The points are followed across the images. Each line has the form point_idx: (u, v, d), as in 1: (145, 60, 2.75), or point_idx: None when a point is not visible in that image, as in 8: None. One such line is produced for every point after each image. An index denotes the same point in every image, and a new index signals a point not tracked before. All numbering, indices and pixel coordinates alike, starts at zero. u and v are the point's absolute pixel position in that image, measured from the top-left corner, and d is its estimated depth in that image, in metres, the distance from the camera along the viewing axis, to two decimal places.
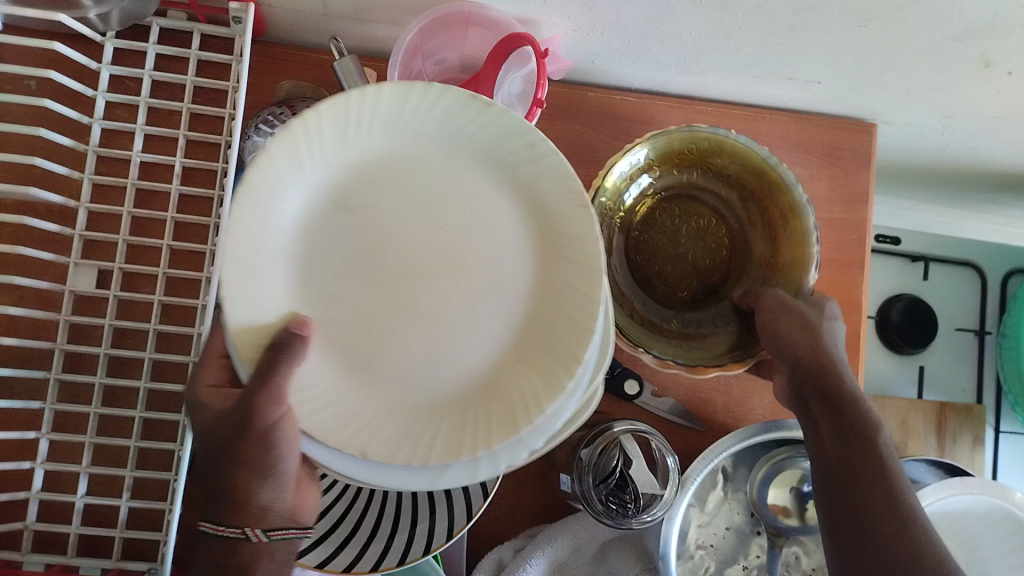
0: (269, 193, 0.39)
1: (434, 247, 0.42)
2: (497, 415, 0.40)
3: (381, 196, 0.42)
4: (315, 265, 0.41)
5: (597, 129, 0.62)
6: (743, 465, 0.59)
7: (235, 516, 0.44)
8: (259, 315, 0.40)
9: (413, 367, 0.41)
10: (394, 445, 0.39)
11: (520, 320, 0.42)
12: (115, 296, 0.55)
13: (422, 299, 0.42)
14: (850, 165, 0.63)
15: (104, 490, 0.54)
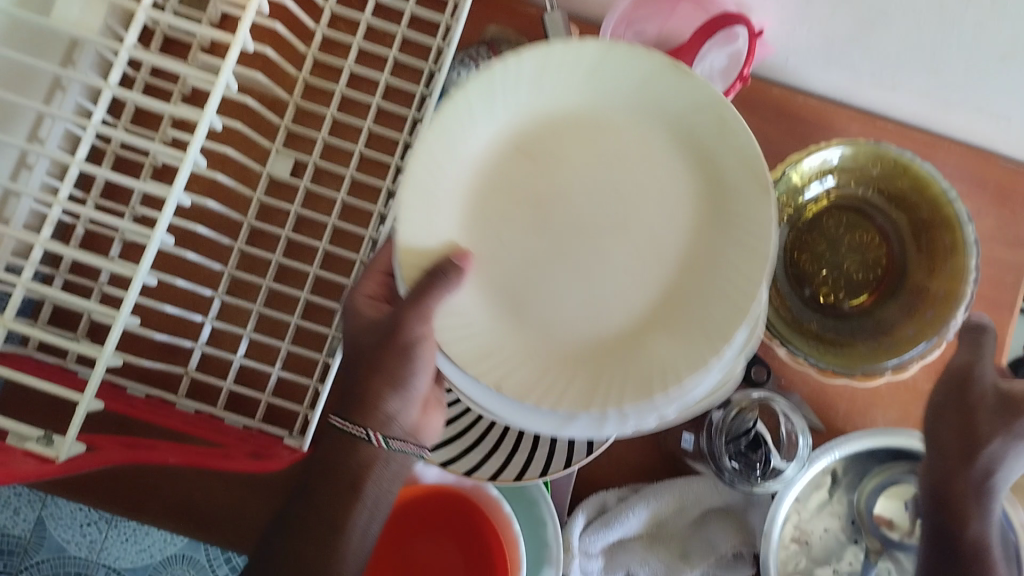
0: (459, 126, 0.44)
1: (601, 210, 0.45)
2: (634, 376, 0.41)
3: (561, 152, 0.45)
4: (489, 210, 0.45)
5: (776, 124, 0.62)
6: (854, 472, 0.60)
7: (362, 416, 0.47)
8: (426, 238, 0.44)
9: (573, 324, 0.44)
10: (530, 385, 0.42)
11: (670, 293, 0.44)
12: (305, 186, 0.59)
13: (589, 261, 0.45)
14: (1020, 208, 0.62)
15: (259, 357, 0.58)
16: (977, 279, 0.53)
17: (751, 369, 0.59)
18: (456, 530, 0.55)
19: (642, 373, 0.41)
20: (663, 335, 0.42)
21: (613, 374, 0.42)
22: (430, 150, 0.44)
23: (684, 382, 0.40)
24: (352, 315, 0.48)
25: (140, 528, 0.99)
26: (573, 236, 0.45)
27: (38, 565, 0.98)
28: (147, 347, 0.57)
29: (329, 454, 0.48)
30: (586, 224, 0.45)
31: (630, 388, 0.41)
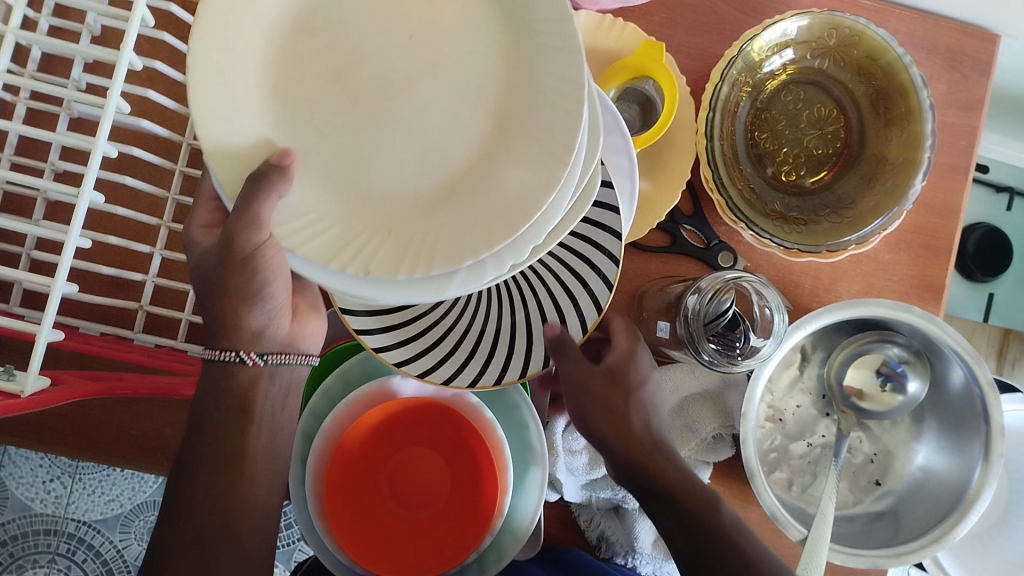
0: (232, 22, 0.35)
1: (404, 54, 0.38)
2: (491, 217, 0.36)
3: (346, 8, 0.37)
4: (290, 93, 0.37)
5: (730, 3, 0.61)
6: (822, 348, 0.61)
7: (227, 340, 0.43)
8: (237, 138, 0.36)
9: (385, 178, 0.38)
10: (398, 254, 0.36)
11: (499, 127, 0.38)
12: None
13: (400, 108, 0.38)
14: (970, 72, 0.63)
15: None
16: (933, 145, 0.54)
17: (718, 256, 0.59)
18: (442, 442, 0.55)
19: (500, 212, 0.36)
20: (508, 162, 0.37)
21: (463, 223, 0.36)
22: (208, 51, 0.35)
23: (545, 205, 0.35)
24: (190, 246, 0.44)
25: (106, 479, 0.96)
26: (386, 87, 0.38)
27: (6, 526, 0.96)
28: (95, 283, 0.54)
29: (207, 384, 0.44)
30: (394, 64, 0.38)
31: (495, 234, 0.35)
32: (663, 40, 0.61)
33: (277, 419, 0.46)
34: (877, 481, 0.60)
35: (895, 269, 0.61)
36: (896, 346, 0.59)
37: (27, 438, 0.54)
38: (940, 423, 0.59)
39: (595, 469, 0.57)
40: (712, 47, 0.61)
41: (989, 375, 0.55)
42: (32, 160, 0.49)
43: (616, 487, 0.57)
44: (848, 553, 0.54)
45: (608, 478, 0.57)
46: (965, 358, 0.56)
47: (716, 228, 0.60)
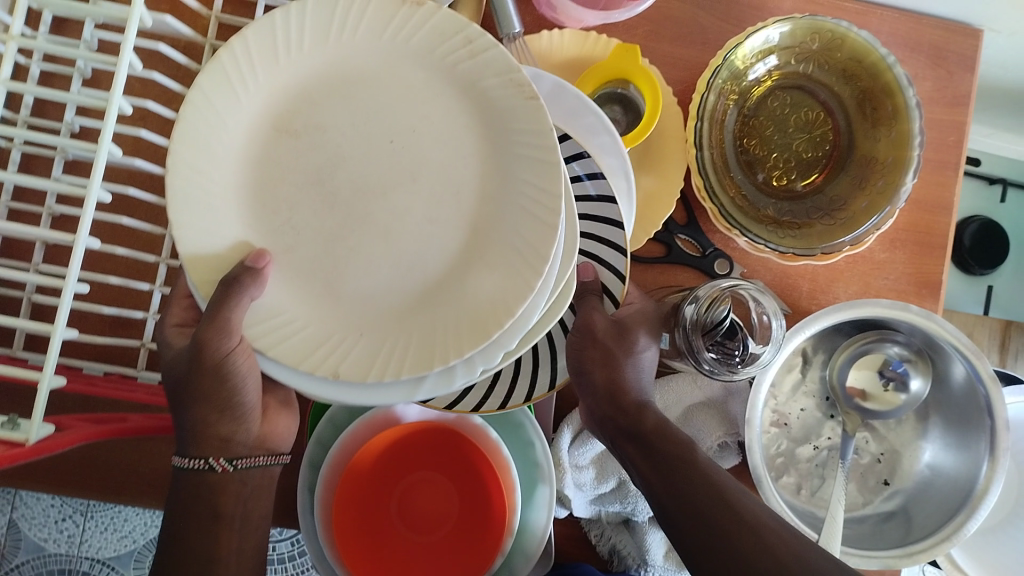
0: (209, 125, 0.37)
1: (381, 160, 0.39)
2: (462, 327, 0.37)
3: (326, 114, 0.39)
4: (266, 192, 0.39)
5: (712, 12, 0.61)
6: (823, 351, 0.62)
7: (197, 448, 0.44)
8: (214, 243, 0.38)
9: (365, 283, 0.39)
10: (374, 363, 0.37)
11: (474, 231, 0.39)
12: None
13: (378, 214, 0.39)
14: (955, 68, 0.63)
15: None
16: (922, 142, 0.54)
17: (713, 263, 0.59)
18: (449, 465, 0.55)
19: (473, 317, 0.37)
20: (482, 269, 0.38)
21: (435, 327, 0.37)
22: (188, 152, 0.37)
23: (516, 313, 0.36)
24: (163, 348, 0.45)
25: (118, 515, 0.96)
26: (365, 192, 0.39)
27: (21, 566, 0.96)
28: (96, 323, 0.54)
29: (178, 494, 0.45)
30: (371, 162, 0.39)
31: (465, 339, 0.36)
32: (648, 52, 0.61)
33: (249, 517, 0.47)
34: (886, 481, 0.60)
35: (891, 267, 0.62)
36: (896, 345, 0.60)
37: (36, 479, 0.55)
38: (946, 418, 0.59)
39: (602, 482, 0.57)
40: (697, 57, 0.61)
41: (990, 369, 0.55)
42: (28, 206, 0.49)
43: (625, 500, 0.57)
44: (861, 555, 0.54)
45: (616, 491, 0.57)
46: (965, 353, 0.56)
47: (711, 236, 0.61)
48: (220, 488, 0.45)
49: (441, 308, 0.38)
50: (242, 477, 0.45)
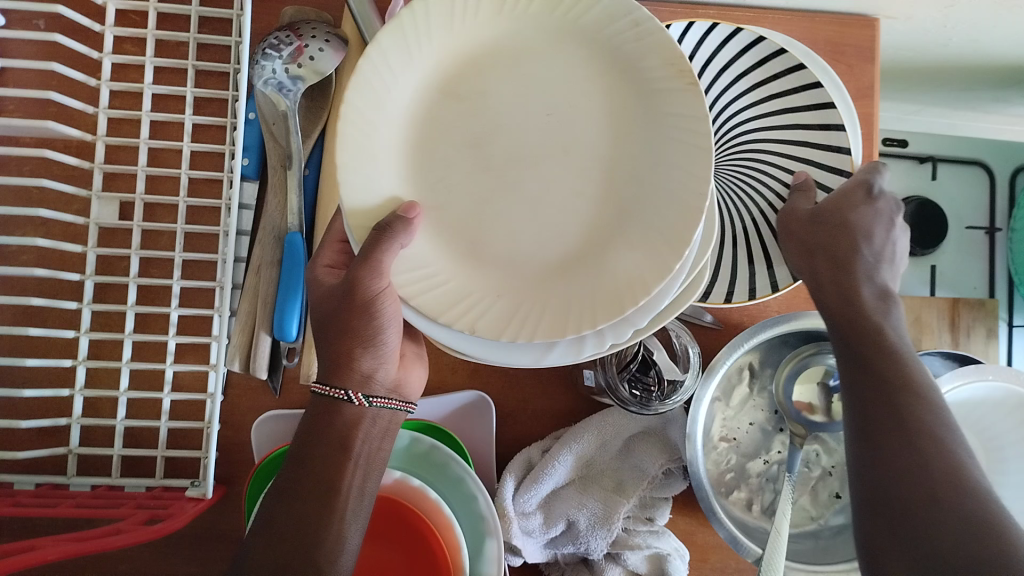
0: (379, 81, 0.41)
1: (540, 130, 0.42)
2: (600, 295, 0.39)
3: (487, 80, 0.42)
4: (432, 154, 0.43)
5: None
6: (769, 365, 0.61)
7: (339, 378, 0.48)
8: (367, 196, 0.41)
9: (511, 245, 0.42)
10: (503, 318, 0.40)
11: (625, 191, 0.42)
12: (139, 227, 0.55)
13: (527, 182, 0.42)
14: (853, 61, 0.64)
15: (143, 412, 0.56)
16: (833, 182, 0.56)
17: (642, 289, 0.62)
18: (390, 531, 0.54)
19: (611, 294, 0.39)
20: (626, 247, 0.40)
21: (585, 293, 0.40)
22: (362, 99, 0.40)
23: (653, 291, 0.37)
24: (316, 283, 0.49)
25: None
26: (512, 159, 0.42)
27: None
28: (21, 438, 0.54)
29: (314, 422, 0.48)
30: (483, 144, 0.43)
31: (600, 308, 0.38)
32: None
33: (372, 460, 0.49)
34: (838, 493, 0.59)
35: None
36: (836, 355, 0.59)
37: None
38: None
39: (552, 526, 0.56)
40: None
41: None
42: None
43: (577, 541, 0.56)
44: (808, 571, 0.55)
45: (568, 533, 0.56)
46: None
47: None
48: (354, 423, 0.48)
49: (588, 266, 0.41)
50: (371, 413, 0.48)
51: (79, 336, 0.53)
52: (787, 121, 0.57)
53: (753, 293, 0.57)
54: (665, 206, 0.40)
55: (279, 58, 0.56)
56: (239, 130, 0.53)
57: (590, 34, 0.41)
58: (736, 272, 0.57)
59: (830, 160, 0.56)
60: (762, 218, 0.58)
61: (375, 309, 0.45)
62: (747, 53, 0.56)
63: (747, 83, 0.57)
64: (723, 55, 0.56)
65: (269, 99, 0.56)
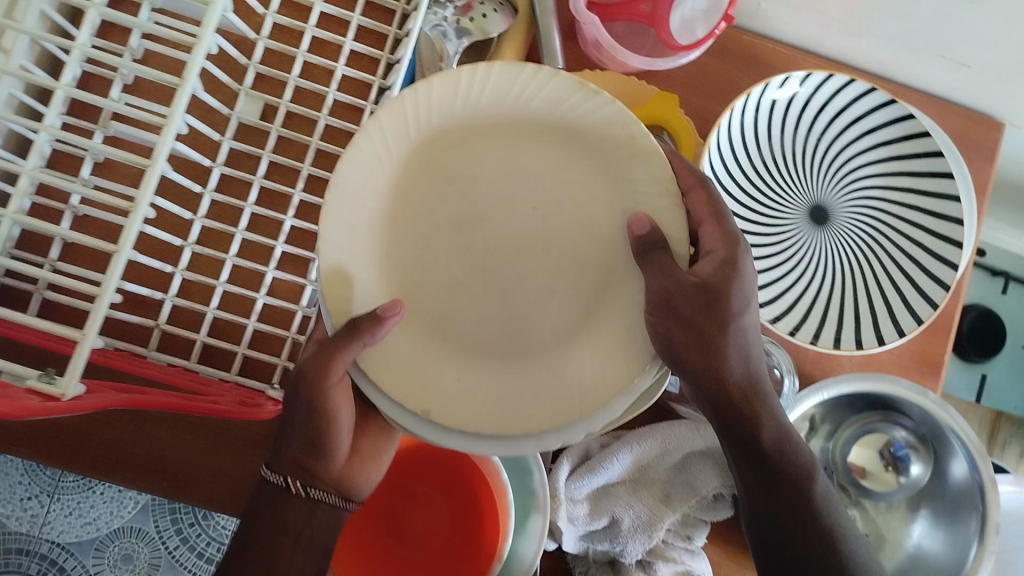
0: (373, 152, 0.43)
1: (525, 223, 0.45)
2: (551, 398, 0.42)
3: (471, 164, 0.45)
4: (407, 228, 0.45)
5: (748, 74, 0.64)
6: (830, 422, 0.62)
7: (279, 465, 0.50)
8: (349, 259, 0.43)
9: (469, 324, 0.45)
10: (456, 402, 0.43)
11: (591, 300, 0.45)
12: (277, 131, 0.57)
13: (507, 275, 0.45)
14: (975, 156, 0.66)
15: (232, 307, 0.56)
16: (936, 259, 0.58)
17: None
18: (439, 481, 0.57)
19: (560, 399, 0.42)
20: (582, 354, 0.44)
21: (531, 394, 0.43)
22: (351, 172, 0.43)
23: (600, 410, 0.41)
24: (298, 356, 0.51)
25: (86, 500, 1.02)
26: (498, 249, 0.45)
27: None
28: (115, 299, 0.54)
29: (259, 498, 0.50)
30: (467, 218, 0.45)
31: (546, 412, 0.42)
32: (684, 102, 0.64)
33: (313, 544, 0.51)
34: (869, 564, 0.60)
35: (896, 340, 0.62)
36: (902, 429, 0.60)
37: (25, 450, 0.55)
38: (936, 511, 0.59)
39: (595, 519, 0.57)
40: (718, 112, 0.64)
41: (991, 469, 0.55)
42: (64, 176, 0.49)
43: (615, 539, 0.57)
44: None
45: (607, 530, 0.57)
46: (970, 449, 0.56)
47: None
48: (289, 507, 0.50)
49: (536, 365, 0.44)
50: (310, 507, 0.50)
51: (195, 219, 0.55)
52: (906, 185, 0.59)
53: (838, 343, 0.57)
54: (630, 334, 0.43)
55: (451, 8, 0.60)
56: (400, 63, 0.55)
57: (574, 132, 0.44)
58: (826, 320, 0.58)
59: (936, 237, 0.58)
60: (872, 280, 0.59)
61: (321, 403, 0.47)
62: (880, 113, 0.58)
63: (874, 141, 0.60)
64: (860, 109, 0.59)
65: (430, 41, 0.59)
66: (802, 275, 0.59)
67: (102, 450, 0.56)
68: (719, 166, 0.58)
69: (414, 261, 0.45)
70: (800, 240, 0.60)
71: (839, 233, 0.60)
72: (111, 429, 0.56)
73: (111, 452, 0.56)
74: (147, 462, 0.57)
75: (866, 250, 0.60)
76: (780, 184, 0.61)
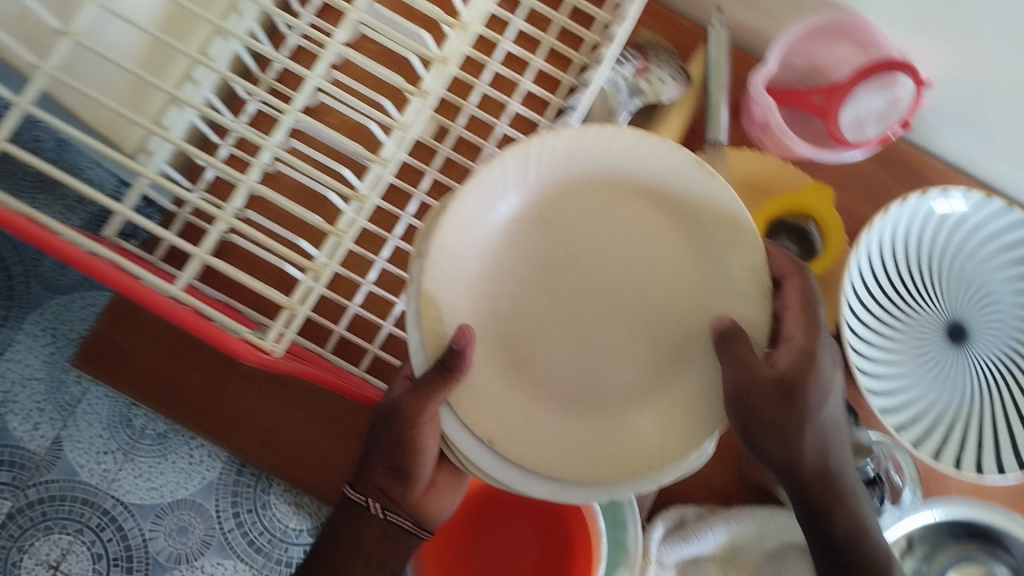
0: (489, 189, 0.42)
1: (609, 276, 0.45)
2: (610, 451, 0.43)
3: (571, 211, 0.44)
4: (504, 265, 0.45)
5: (900, 182, 0.64)
6: (928, 544, 0.61)
7: (362, 485, 0.51)
8: (448, 283, 0.42)
9: (541, 363, 0.45)
10: (523, 438, 0.43)
11: (658, 362, 0.45)
12: (445, 153, 0.58)
13: (588, 323, 0.45)
14: None
15: (371, 307, 0.59)
16: None
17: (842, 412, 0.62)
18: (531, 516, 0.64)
19: (621, 455, 0.43)
20: (644, 415, 0.44)
21: (588, 444, 0.43)
22: (465, 202, 0.42)
23: (658, 475, 0.43)
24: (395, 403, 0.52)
25: (156, 465, 0.91)
26: (593, 298, 0.45)
27: (47, 485, 0.90)
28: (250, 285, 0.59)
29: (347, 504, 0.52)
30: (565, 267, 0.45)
31: (603, 470, 0.43)
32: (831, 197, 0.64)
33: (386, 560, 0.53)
34: None
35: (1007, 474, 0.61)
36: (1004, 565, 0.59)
37: (152, 403, 0.61)
38: None
39: None
40: (863, 213, 0.64)
41: None
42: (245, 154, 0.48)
43: None
44: None
45: None
46: None
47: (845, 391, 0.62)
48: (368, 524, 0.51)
49: (602, 421, 0.44)
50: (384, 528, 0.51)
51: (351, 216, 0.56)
52: None
53: (960, 466, 0.56)
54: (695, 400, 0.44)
55: (628, 67, 0.62)
56: (576, 113, 0.56)
57: (685, 213, 0.44)
58: (949, 441, 0.57)
59: None
60: (1002, 411, 0.58)
61: (411, 441, 0.47)
62: None
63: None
64: (1016, 238, 0.59)
65: (605, 95, 0.62)
66: (934, 393, 0.59)
67: (225, 418, 0.61)
68: (866, 272, 0.58)
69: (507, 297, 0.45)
70: (937, 356, 0.60)
71: (978, 359, 0.60)
72: (236, 401, 0.61)
73: (232, 421, 0.61)
74: (261, 438, 0.61)
75: (1001, 380, 0.59)
76: (924, 302, 0.61)
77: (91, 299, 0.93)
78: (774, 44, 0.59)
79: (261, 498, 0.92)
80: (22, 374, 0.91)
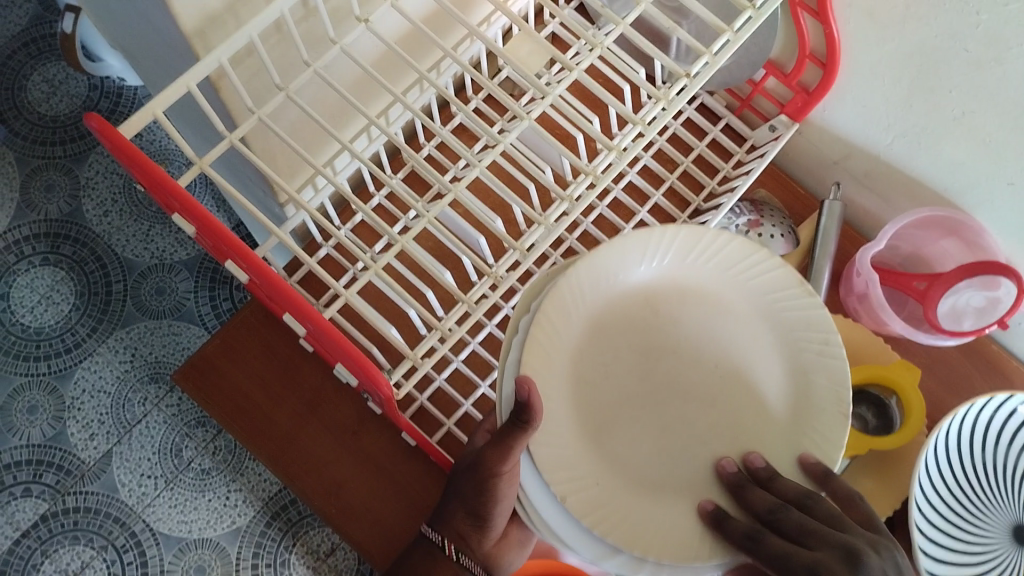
0: (609, 268, 0.46)
1: (703, 375, 0.46)
2: (673, 534, 0.43)
3: (680, 311, 0.47)
4: (597, 338, 0.46)
5: (985, 380, 0.66)
6: None
7: (441, 525, 0.54)
8: (554, 339, 0.44)
9: (625, 444, 0.45)
10: (598, 503, 0.43)
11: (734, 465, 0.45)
12: (555, 258, 0.64)
13: (676, 415, 0.46)
14: None
15: (455, 385, 0.63)
16: None
17: None
18: None
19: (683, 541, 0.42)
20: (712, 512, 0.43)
21: (657, 521, 0.43)
22: (586, 271, 0.45)
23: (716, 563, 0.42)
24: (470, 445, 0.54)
25: (192, 499, 0.93)
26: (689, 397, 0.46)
27: (86, 495, 0.92)
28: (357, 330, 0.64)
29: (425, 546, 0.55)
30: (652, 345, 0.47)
31: (667, 549, 0.42)
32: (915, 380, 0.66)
33: None
34: None
35: None
36: None
37: (234, 427, 0.64)
38: None
39: None
40: (943, 403, 0.66)
41: None
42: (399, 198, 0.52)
43: None
44: None
45: None
46: None
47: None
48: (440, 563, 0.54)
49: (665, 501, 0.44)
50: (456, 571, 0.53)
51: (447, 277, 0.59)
52: None
53: None
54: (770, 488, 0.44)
55: (738, 219, 0.66)
56: None
57: (777, 321, 0.46)
58: None
59: None
60: None
61: (490, 489, 0.49)
62: None
63: None
64: None
65: None
66: None
67: (299, 458, 0.64)
68: (935, 461, 0.58)
69: (596, 364, 0.46)
70: (1001, 557, 0.59)
71: None
72: (312, 443, 0.64)
73: (305, 461, 0.64)
74: (327, 485, 0.63)
75: None
76: (990, 492, 0.61)
77: (176, 329, 0.96)
78: (888, 225, 0.63)
79: (282, 555, 0.93)
80: (93, 385, 0.95)
